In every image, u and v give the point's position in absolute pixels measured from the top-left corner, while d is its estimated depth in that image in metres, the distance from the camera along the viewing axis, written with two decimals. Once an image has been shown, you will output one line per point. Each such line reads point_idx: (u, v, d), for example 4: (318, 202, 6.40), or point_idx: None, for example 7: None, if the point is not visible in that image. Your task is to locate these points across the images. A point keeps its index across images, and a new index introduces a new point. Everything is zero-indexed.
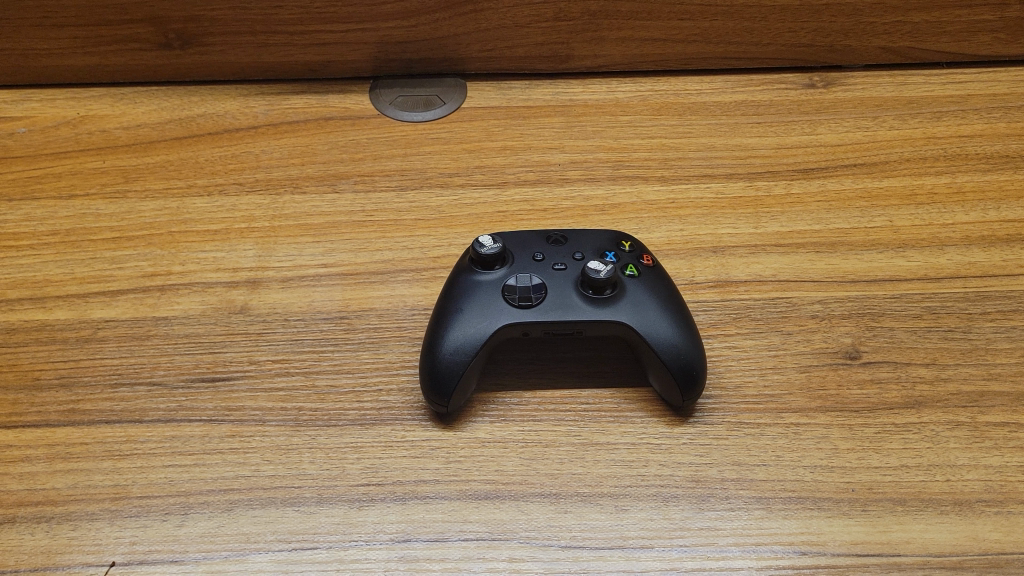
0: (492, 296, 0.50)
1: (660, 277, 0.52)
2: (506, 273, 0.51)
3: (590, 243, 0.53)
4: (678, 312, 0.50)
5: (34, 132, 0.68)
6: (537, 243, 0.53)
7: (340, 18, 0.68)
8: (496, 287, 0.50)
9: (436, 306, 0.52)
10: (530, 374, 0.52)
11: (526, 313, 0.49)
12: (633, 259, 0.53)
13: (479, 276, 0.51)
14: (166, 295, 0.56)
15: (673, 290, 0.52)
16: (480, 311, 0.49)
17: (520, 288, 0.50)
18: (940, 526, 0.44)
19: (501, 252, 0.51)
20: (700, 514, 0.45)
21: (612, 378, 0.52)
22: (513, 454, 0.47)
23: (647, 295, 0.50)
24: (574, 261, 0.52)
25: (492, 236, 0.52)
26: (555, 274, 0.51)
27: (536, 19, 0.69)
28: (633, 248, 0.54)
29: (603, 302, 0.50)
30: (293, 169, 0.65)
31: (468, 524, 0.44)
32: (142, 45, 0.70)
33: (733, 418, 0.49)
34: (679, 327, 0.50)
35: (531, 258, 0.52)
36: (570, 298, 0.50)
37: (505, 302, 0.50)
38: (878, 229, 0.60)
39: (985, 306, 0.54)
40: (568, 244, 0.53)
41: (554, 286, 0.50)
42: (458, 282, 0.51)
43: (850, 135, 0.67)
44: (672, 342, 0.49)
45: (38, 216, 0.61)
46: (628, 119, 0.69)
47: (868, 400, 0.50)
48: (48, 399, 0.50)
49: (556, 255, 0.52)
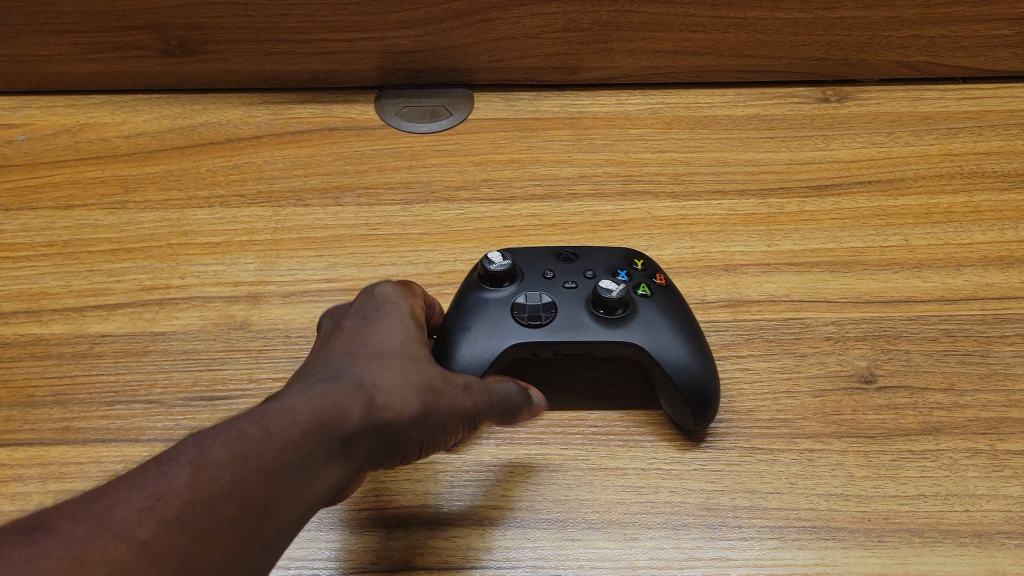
0: (501, 314, 0.49)
1: (674, 296, 0.51)
2: (515, 291, 0.50)
3: (602, 261, 0.52)
4: (692, 334, 0.49)
5: (33, 140, 0.67)
6: (547, 261, 0.52)
7: (345, 27, 0.66)
8: (505, 305, 0.49)
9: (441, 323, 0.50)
10: (538, 396, 0.51)
11: (536, 333, 0.48)
12: (645, 278, 0.52)
13: (487, 293, 0.50)
14: (164, 309, 0.55)
15: (686, 309, 0.51)
16: (488, 329, 0.48)
17: (530, 306, 0.49)
18: (959, 559, 0.42)
19: (510, 269, 0.50)
20: (712, 543, 0.43)
21: (622, 400, 0.50)
22: (519, 479, 0.46)
23: (660, 315, 0.49)
24: (585, 279, 0.51)
25: (502, 253, 0.51)
26: (565, 292, 0.50)
27: (546, 29, 0.67)
28: (645, 267, 0.52)
29: (615, 322, 0.48)
30: (296, 180, 0.63)
31: (472, 552, 0.43)
32: (144, 52, 0.68)
33: (745, 444, 0.48)
34: (692, 348, 0.48)
35: (541, 276, 0.51)
36: (581, 317, 0.49)
37: (515, 321, 0.48)
38: (893, 248, 0.58)
39: (1004, 329, 0.53)
40: (579, 261, 0.52)
41: (564, 305, 0.49)
42: (465, 300, 0.50)
43: (864, 151, 0.65)
44: (685, 364, 0.47)
45: (35, 226, 0.60)
46: (638, 132, 0.67)
47: (885, 426, 0.48)
48: (43, 417, 0.49)
49: (567, 273, 0.51)
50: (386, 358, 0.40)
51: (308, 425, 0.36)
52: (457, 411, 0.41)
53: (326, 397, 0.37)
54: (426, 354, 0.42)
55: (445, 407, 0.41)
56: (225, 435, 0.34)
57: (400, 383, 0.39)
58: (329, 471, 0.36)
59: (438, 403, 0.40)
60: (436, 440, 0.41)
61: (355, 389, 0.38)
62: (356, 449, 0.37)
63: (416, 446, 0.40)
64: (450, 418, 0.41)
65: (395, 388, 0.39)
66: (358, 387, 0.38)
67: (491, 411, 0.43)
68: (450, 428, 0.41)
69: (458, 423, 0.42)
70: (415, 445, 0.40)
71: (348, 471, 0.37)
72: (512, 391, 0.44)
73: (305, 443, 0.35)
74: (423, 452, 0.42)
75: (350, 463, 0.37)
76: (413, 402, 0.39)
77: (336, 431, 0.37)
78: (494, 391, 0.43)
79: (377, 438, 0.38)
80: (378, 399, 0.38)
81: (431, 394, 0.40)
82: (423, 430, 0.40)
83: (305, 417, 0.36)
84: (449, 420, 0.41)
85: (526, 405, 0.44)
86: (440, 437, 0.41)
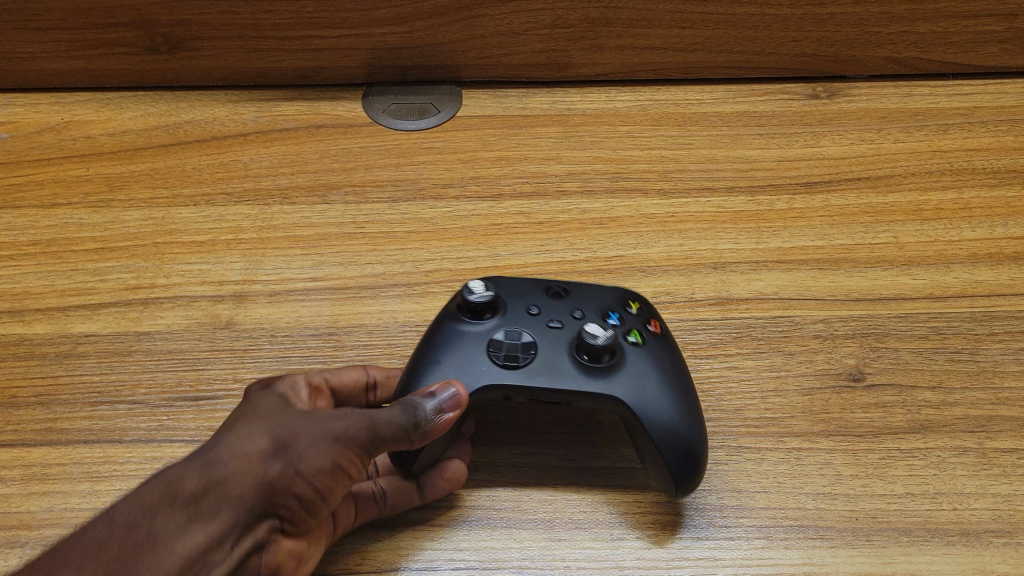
0: (477, 352, 0.46)
1: (667, 346, 0.47)
2: (497, 325, 0.47)
3: (595, 302, 0.49)
4: (682, 386, 0.45)
5: (17, 138, 0.67)
6: (534, 296, 0.49)
7: (332, 23, 0.66)
8: (482, 342, 0.46)
9: (413, 356, 0.47)
10: (524, 431, 0.48)
11: (510, 373, 0.45)
12: (639, 325, 0.48)
13: (466, 327, 0.47)
14: (149, 308, 0.54)
15: (679, 361, 0.47)
16: (459, 364, 0.45)
17: (507, 344, 0.46)
18: (946, 557, 0.42)
19: (491, 301, 0.48)
20: (699, 543, 0.43)
21: (608, 443, 0.48)
22: (506, 479, 0.46)
23: (649, 364, 0.46)
24: (573, 320, 0.48)
25: (485, 283, 0.49)
26: (549, 333, 0.47)
27: (534, 25, 0.67)
28: (641, 313, 0.49)
29: (598, 371, 0.45)
30: (283, 178, 0.63)
31: (458, 553, 0.43)
32: (129, 49, 0.68)
33: (733, 443, 0.47)
34: (680, 407, 0.44)
35: (525, 313, 0.48)
36: (561, 362, 0.45)
37: (490, 359, 0.45)
38: (882, 245, 0.58)
39: (992, 326, 0.53)
40: (569, 301, 0.49)
41: (546, 346, 0.46)
42: (441, 329, 0.47)
43: (854, 147, 0.65)
44: (669, 425, 0.43)
45: (19, 225, 0.60)
46: (627, 129, 0.67)
47: (873, 424, 0.48)
48: (25, 418, 0.49)
49: (554, 312, 0.48)
50: (248, 425, 0.40)
51: (152, 505, 0.37)
52: (328, 446, 0.39)
53: (175, 475, 0.38)
54: (296, 411, 0.41)
55: (309, 448, 0.39)
56: (66, 550, 0.37)
57: (250, 442, 0.39)
58: (181, 541, 0.37)
59: (297, 448, 0.39)
60: (318, 487, 0.39)
61: (204, 461, 0.39)
62: (211, 515, 0.37)
63: (296, 500, 0.39)
64: (319, 455, 0.39)
65: (244, 446, 0.39)
66: (208, 458, 0.39)
67: (382, 436, 0.39)
68: (325, 469, 0.39)
69: (336, 459, 0.39)
70: (291, 497, 0.39)
71: (213, 542, 0.37)
72: (397, 409, 0.40)
73: (153, 523, 0.37)
74: (317, 508, 0.39)
75: (210, 532, 0.37)
76: (263, 453, 0.39)
77: (178, 503, 0.37)
78: (380, 415, 0.40)
79: (236, 499, 0.38)
80: (225, 458, 0.39)
81: (286, 441, 0.39)
82: (287, 479, 0.38)
83: (151, 498, 0.38)
84: (320, 459, 0.39)
85: (416, 414, 0.40)
86: (321, 481, 0.39)
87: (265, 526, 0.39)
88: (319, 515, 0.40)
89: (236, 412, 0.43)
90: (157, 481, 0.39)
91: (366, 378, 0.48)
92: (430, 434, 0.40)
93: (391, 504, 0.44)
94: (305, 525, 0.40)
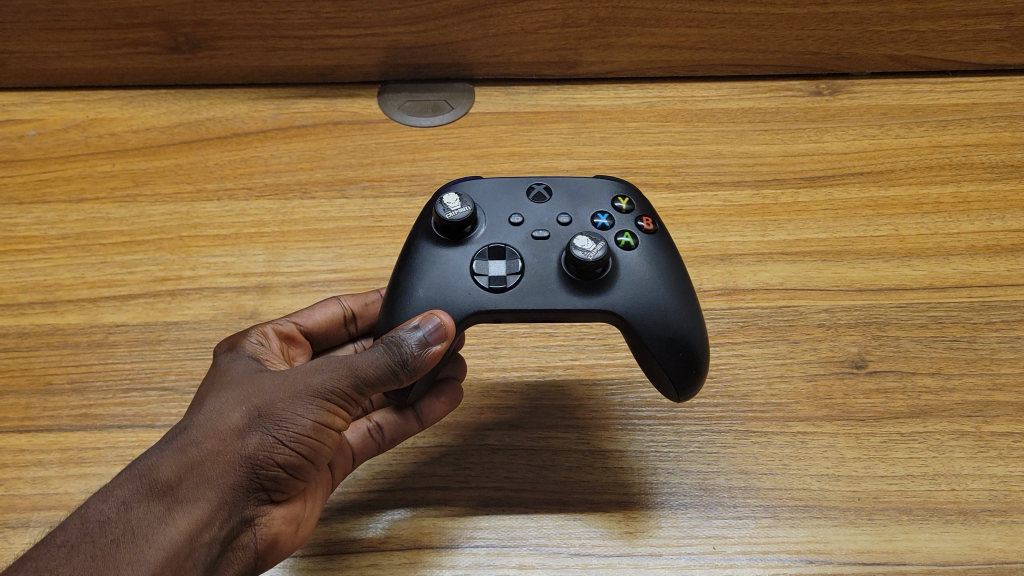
0: (459, 275, 0.44)
1: (659, 246, 0.46)
2: (477, 242, 0.45)
3: (580, 202, 0.47)
4: (676, 290, 0.45)
5: (44, 135, 0.69)
6: (516, 202, 0.47)
7: (350, 23, 0.68)
8: (464, 263, 0.45)
9: (392, 279, 0.46)
10: (533, 411, 0.50)
11: (500, 297, 0.43)
12: (630, 223, 0.47)
13: (445, 246, 0.45)
14: (176, 299, 0.56)
15: (674, 258, 0.46)
16: (447, 291, 0.44)
17: (495, 266, 0.44)
18: (945, 535, 0.44)
19: (471, 215, 0.45)
20: (708, 522, 0.45)
21: (617, 421, 0.50)
22: (522, 461, 0.48)
23: (642, 273, 0.45)
24: (561, 226, 0.46)
25: (458, 194, 0.46)
26: (536, 245, 0.45)
27: (545, 25, 0.68)
28: (631, 207, 0.47)
29: (594, 285, 0.44)
30: (302, 174, 0.65)
31: (477, 532, 0.45)
32: (151, 49, 0.70)
33: (741, 426, 0.49)
34: (682, 317, 0.44)
35: (509, 223, 0.46)
36: (554, 279, 0.44)
37: (475, 282, 0.44)
38: (884, 238, 0.60)
39: (990, 315, 0.55)
40: (554, 202, 0.47)
41: (534, 261, 0.45)
42: (422, 249, 0.46)
43: (857, 143, 0.67)
44: (672, 339, 0.44)
45: (49, 220, 0.62)
46: (636, 125, 0.69)
47: (875, 409, 0.50)
48: (60, 404, 0.51)
49: (539, 219, 0.47)
50: (219, 397, 0.41)
51: (126, 498, 0.37)
52: (308, 407, 0.39)
53: (147, 464, 0.38)
54: (268, 376, 0.41)
55: (290, 414, 0.39)
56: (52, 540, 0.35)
57: (222, 416, 0.39)
58: (164, 531, 0.36)
59: (275, 415, 0.39)
60: (301, 451, 0.40)
61: (178, 444, 0.39)
62: (193, 498, 0.37)
63: (280, 466, 0.40)
64: (299, 418, 0.39)
65: (218, 421, 0.39)
66: (181, 441, 0.39)
67: (365, 382, 0.40)
68: (308, 431, 0.39)
69: (318, 418, 0.39)
70: (275, 465, 0.39)
71: (200, 524, 0.38)
72: (380, 351, 0.40)
73: (128, 517, 0.36)
74: (304, 468, 0.40)
75: (195, 516, 0.37)
76: (240, 427, 0.39)
77: (155, 492, 0.37)
78: (359, 360, 0.40)
79: (218, 479, 0.38)
80: (199, 439, 0.38)
81: (262, 410, 0.39)
82: (269, 449, 0.39)
83: (126, 491, 0.37)
84: (300, 421, 0.39)
85: (401, 351, 0.40)
86: (304, 443, 0.39)
87: (252, 496, 0.40)
88: (305, 474, 0.41)
89: (209, 381, 0.43)
90: (127, 473, 0.38)
91: (339, 311, 0.52)
92: (420, 369, 0.40)
93: (389, 437, 0.48)
94: (292, 486, 0.41)
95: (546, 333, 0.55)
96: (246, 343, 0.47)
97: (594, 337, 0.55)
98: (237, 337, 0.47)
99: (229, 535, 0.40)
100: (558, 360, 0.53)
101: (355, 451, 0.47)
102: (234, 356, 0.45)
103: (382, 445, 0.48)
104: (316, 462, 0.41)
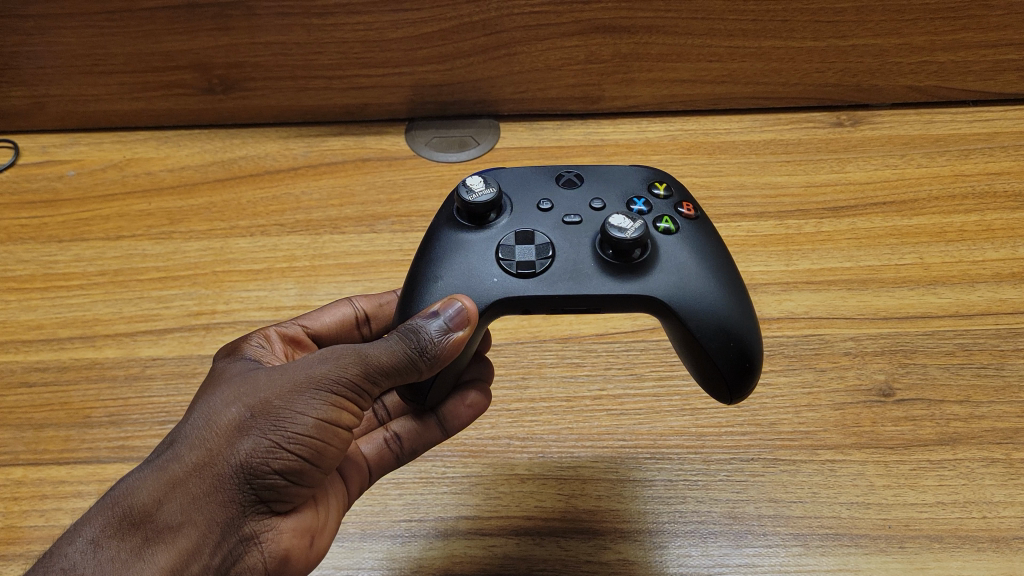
0: (485, 258, 0.44)
1: (699, 232, 0.46)
2: (504, 226, 0.45)
3: (613, 189, 0.48)
4: (720, 276, 0.45)
5: (83, 176, 0.71)
6: (545, 189, 0.48)
7: (378, 63, 0.69)
8: (491, 246, 0.45)
9: (415, 265, 0.46)
10: (561, 442, 0.51)
11: (529, 280, 0.43)
12: (669, 209, 0.47)
13: (470, 231, 0.46)
14: (211, 332, 0.58)
15: (716, 245, 0.46)
16: (473, 274, 0.44)
17: (525, 250, 0.44)
18: (978, 563, 0.44)
19: (495, 199, 0.45)
20: (738, 551, 0.45)
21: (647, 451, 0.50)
22: (553, 490, 0.49)
23: (685, 259, 0.44)
24: (593, 210, 0.46)
25: (483, 180, 0.46)
26: (568, 228, 0.45)
27: (568, 62, 0.70)
28: (670, 194, 0.48)
29: (635, 270, 0.43)
30: (332, 210, 0.66)
31: (506, 560, 0.45)
32: (185, 90, 0.72)
33: (769, 455, 0.50)
34: (727, 302, 0.44)
35: (538, 208, 0.46)
36: (588, 262, 0.44)
37: (503, 265, 0.44)
38: (909, 266, 0.60)
39: (1017, 342, 0.55)
40: (584, 189, 0.48)
41: (566, 244, 0.45)
42: (447, 236, 0.46)
43: (879, 172, 0.68)
44: (720, 326, 0.43)
45: (87, 257, 0.64)
46: (659, 158, 0.70)
47: (903, 437, 0.50)
48: (99, 436, 0.52)
49: (571, 205, 0.47)
50: (208, 403, 0.40)
51: (98, 535, 0.36)
52: (309, 403, 0.38)
53: (126, 490, 0.37)
54: (263, 373, 0.40)
55: (287, 413, 0.38)
56: None
57: (210, 425, 0.38)
58: (142, 568, 0.36)
59: (270, 417, 0.38)
60: (301, 453, 0.38)
61: (160, 464, 0.38)
62: (175, 525, 0.36)
63: (279, 472, 0.38)
64: (297, 416, 0.38)
65: (204, 432, 0.38)
66: (164, 460, 0.38)
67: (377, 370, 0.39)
68: (307, 431, 0.38)
69: (320, 415, 0.38)
70: (271, 472, 0.38)
71: (186, 553, 0.36)
72: (395, 340, 0.39)
73: (103, 556, 0.36)
74: (305, 471, 0.39)
75: (177, 546, 0.36)
76: (229, 434, 0.37)
77: (130, 525, 0.36)
78: (371, 351, 0.39)
79: (206, 497, 0.37)
80: (182, 455, 0.37)
81: (254, 411, 0.38)
82: (264, 454, 0.37)
83: (100, 525, 0.36)
84: (298, 421, 0.38)
85: (419, 338, 0.39)
86: (304, 445, 0.38)
87: (251, 509, 0.38)
88: (308, 478, 0.39)
89: (205, 385, 0.43)
90: (106, 502, 0.37)
91: (351, 312, 0.54)
92: (441, 357, 0.39)
93: (410, 448, 0.47)
94: (295, 494, 0.40)
95: (573, 363, 0.55)
96: (247, 349, 0.47)
97: (621, 367, 0.55)
98: (238, 342, 0.47)
99: (228, 557, 0.38)
100: (586, 390, 0.54)
101: (370, 464, 0.47)
102: (233, 359, 0.45)
103: (400, 455, 0.47)
104: (321, 465, 0.39)
